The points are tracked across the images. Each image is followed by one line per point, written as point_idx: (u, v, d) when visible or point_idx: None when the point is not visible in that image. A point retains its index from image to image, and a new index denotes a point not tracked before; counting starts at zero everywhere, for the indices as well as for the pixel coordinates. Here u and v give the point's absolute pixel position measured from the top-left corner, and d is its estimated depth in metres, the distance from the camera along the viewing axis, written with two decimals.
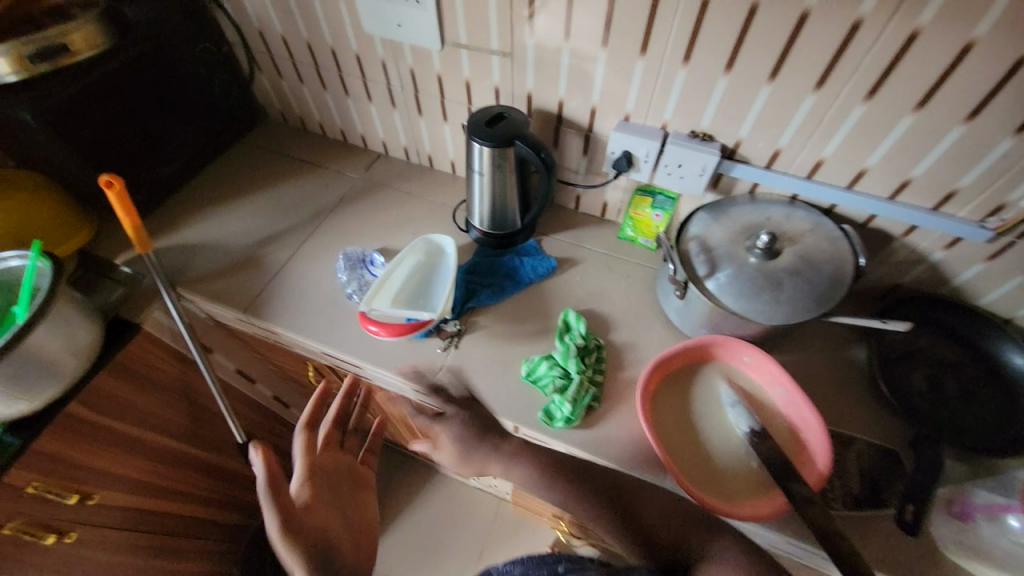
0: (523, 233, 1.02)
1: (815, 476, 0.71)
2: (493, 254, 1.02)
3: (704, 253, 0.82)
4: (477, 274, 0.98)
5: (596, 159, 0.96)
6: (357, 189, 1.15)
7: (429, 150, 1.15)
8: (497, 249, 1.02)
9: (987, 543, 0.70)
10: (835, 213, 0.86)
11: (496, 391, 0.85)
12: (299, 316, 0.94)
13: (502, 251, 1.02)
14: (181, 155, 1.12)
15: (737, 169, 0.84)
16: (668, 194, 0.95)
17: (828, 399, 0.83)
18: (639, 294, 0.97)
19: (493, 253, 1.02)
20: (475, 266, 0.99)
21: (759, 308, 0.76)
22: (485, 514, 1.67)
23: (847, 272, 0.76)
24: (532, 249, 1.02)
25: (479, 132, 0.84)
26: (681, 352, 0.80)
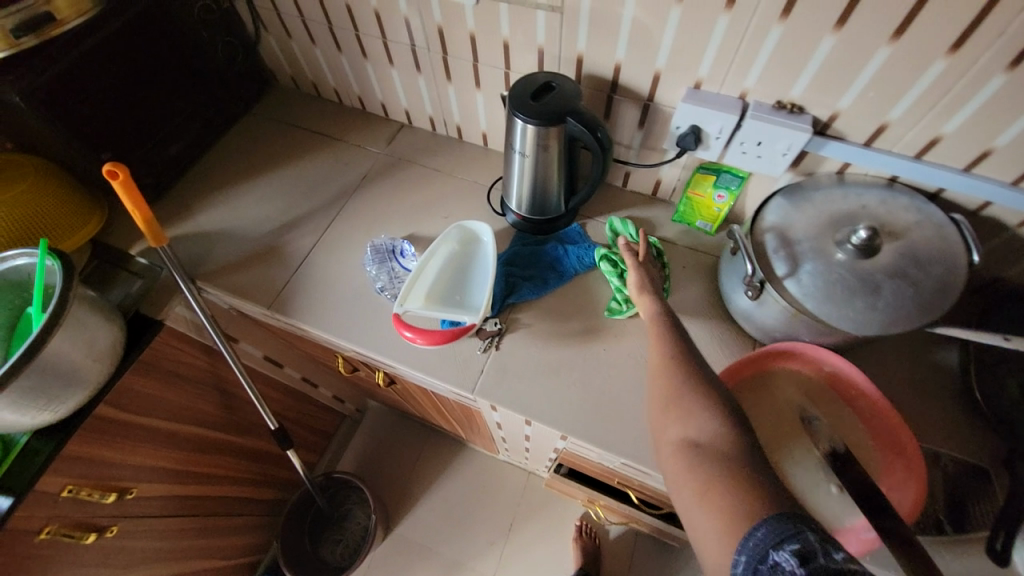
0: (567, 217, 0.92)
1: (909, 504, 0.64)
2: (534, 242, 0.92)
3: (784, 248, 0.71)
4: (517, 265, 0.89)
5: (654, 133, 0.83)
6: (380, 166, 1.04)
7: (458, 121, 1.03)
8: (538, 235, 0.92)
9: None
10: (940, 199, 0.73)
11: (542, 397, 0.79)
12: (326, 313, 0.87)
13: (544, 237, 0.92)
14: (188, 131, 1.02)
15: (828, 147, 0.71)
16: (735, 172, 0.82)
17: (911, 409, 0.75)
18: (696, 286, 0.88)
19: (535, 240, 0.92)
20: (514, 256, 0.90)
21: (853, 316, 0.65)
22: (514, 487, 1.68)
23: (959, 273, 0.65)
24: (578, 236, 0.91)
25: (524, 107, 0.72)
26: (752, 358, 0.72)
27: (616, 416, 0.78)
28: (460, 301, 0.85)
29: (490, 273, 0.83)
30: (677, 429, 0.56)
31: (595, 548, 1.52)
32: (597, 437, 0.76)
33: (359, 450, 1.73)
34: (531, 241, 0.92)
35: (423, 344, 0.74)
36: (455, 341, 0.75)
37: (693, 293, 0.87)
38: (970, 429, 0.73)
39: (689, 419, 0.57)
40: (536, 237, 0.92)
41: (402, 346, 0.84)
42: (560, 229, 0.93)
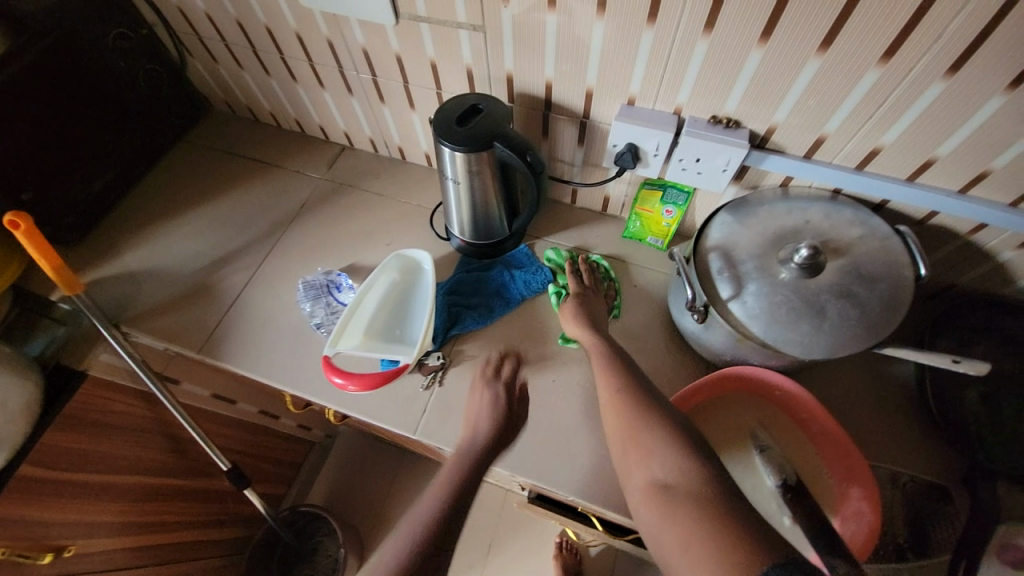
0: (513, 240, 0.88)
1: (860, 538, 0.61)
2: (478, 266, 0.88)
3: (728, 268, 0.68)
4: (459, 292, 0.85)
5: (594, 150, 0.80)
6: (319, 193, 0.99)
7: (399, 142, 0.98)
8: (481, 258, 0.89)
9: None
10: (886, 209, 0.71)
11: None
12: (260, 355, 0.82)
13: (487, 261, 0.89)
14: (113, 165, 0.96)
15: (769, 161, 0.68)
16: (681, 187, 0.78)
17: (869, 427, 0.72)
18: (647, 306, 0.85)
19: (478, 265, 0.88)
20: (457, 283, 0.86)
21: (799, 339, 0.62)
22: (491, 507, 1.64)
23: (904, 288, 0.63)
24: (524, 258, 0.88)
25: (449, 133, 0.68)
26: (702, 385, 0.69)
27: (568, 451, 0.74)
28: (400, 335, 0.81)
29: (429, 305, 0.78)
30: (642, 479, 0.52)
31: (575, 566, 1.49)
32: (547, 474, 0.73)
33: (330, 478, 1.67)
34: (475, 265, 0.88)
35: (354, 390, 0.71)
36: (386, 384, 0.70)
37: (645, 314, 0.84)
38: (930, 444, 0.71)
39: (647, 458, 0.54)
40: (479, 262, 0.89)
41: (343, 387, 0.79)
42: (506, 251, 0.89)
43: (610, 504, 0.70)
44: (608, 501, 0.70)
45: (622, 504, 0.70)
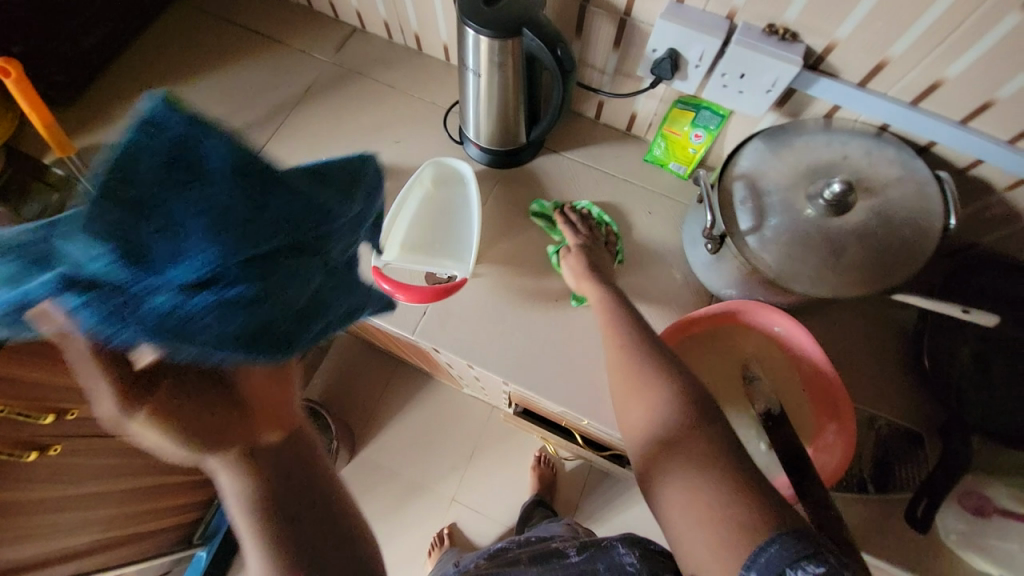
0: (151, 147, 0.35)
1: (828, 470, 0.64)
2: (276, 235, 0.40)
3: (752, 198, 0.65)
4: (201, 351, 0.36)
5: (629, 57, 0.73)
6: (326, 79, 0.92)
7: (415, 29, 0.90)
8: (122, 291, 0.33)
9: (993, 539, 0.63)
10: (930, 153, 0.66)
11: (484, 342, 0.76)
12: None
13: (157, 256, 0.34)
14: (105, 19, 0.87)
15: (819, 84, 0.63)
16: (715, 109, 0.74)
17: (857, 372, 0.74)
18: (660, 234, 0.82)
19: (259, 244, 0.38)
20: (257, 284, 0.38)
21: (809, 277, 0.61)
22: (477, 418, 1.73)
23: (930, 236, 0.60)
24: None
25: (475, 13, 0.61)
26: (703, 315, 0.68)
27: (564, 365, 0.75)
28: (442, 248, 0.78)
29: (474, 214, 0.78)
30: (658, 403, 0.54)
31: (550, 478, 1.61)
32: (539, 385, 0.74)
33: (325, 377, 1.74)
34: (286, 212, 0.41)
35: (404, 300, 0.68)
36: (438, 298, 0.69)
37: (656, 242, 0.82)
38: (915, 394, 0.73)
39: (656, 381, 0.56)
40: (123, 300, 0.33)
41: None
42: (125, 209, 0.33)
43: (596, 417, 0.73)
44: (598, 414, 0.73)
45: (608, 418, 0.72)
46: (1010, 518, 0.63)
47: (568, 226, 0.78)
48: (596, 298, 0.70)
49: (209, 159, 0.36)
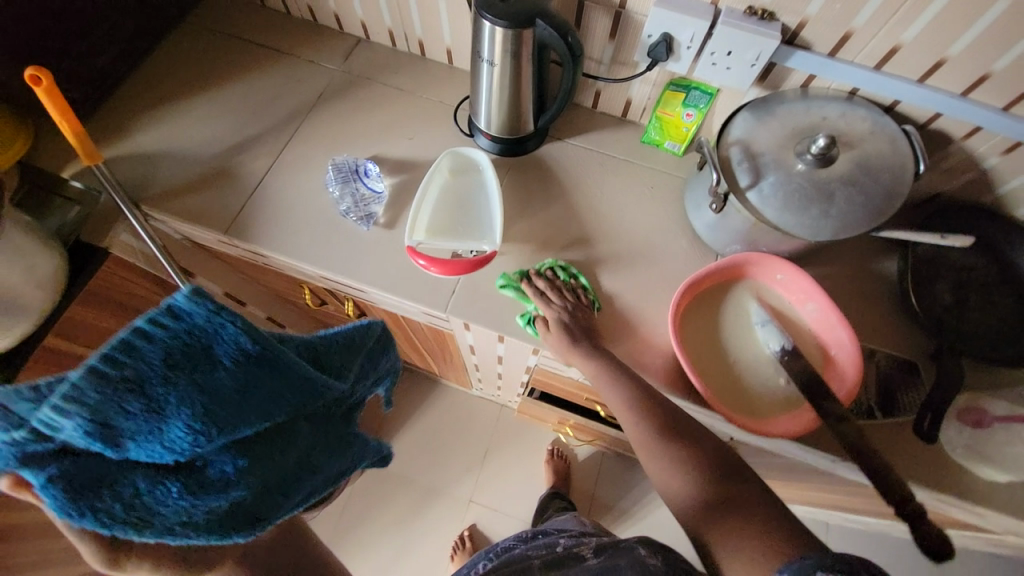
0: (138, 364, 0.43)
1: (844, 393, 0.69)
2: (268, 418, 0.53)
3: (748, 160, 0.73)
4: (162, 536, 0.47)
5: (625, 46, 0.81)
6: (336, 85, 0.97)
7: (420, 36, 0.96)
8: (105, 486, 0.44)
9: (998, 446, 0.70)
10: (895, 112, 0.76)
11: (514, 315, 0.80)
12: (288, 237, 0.84)
13: (135, 442, 0.44)
14: (120, 39, 0.90)
15: (795, 57, 0.72)
16: (704, 88, 0.82)
17: (853, 314, 0.81)
18: (664, 206, 0.89)
19: (240, 432, 0.50)
20: (242, 455, 0.53)
21: (805, 223, 0.69)
22: (488, 418, 1.75)
23: (904, 180, 0.69)
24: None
25: (491, 8, 0.68)
26: (715, 270, 0.74)
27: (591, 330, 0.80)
28: (464, 230, 0.82)
29: (495, 194, 0.83)
30: None
31: (566, 469, 1.63)
32: None
33: None
34: (284, 383, 0.54)
35: (436, 273, 0.74)
36: (463, 272, 0.73)
37: (661, 214, 0.88)
38: (905, 328, 0.81)
39: None
40: (103, 495, 0.44)
41: (377, 270, 0.82)
42: (96, 418, 0.42)
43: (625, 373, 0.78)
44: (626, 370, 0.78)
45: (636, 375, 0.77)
46: (1010, 428, 0.70)
47: (533, 294, 0.77)
48: (591, 371, 0.71)
49: (220, 354, 0.48)
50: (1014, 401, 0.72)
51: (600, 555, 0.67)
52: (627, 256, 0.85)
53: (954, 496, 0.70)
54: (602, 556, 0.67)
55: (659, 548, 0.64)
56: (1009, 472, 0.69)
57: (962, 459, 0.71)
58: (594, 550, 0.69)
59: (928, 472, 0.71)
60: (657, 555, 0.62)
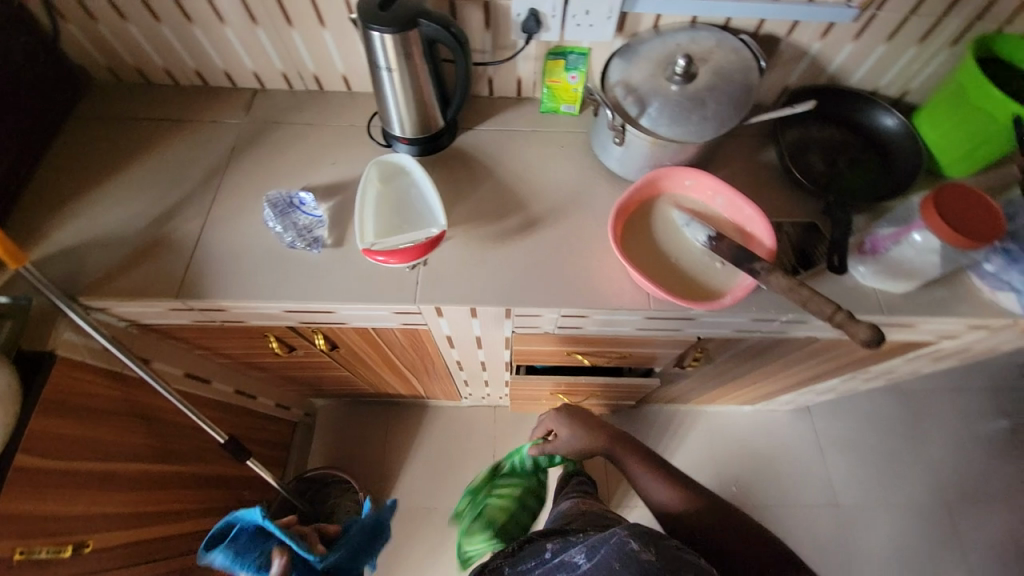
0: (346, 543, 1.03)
1: (767, 255, 0.81)
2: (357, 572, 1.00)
3: (631, 94, 0.84)
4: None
5: (501, 31, 0.92)
6: (246, 135, 1.00)
7: (313, 70, 1.01)
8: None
9: (899, 260, 0.82)
10: (730, 27, 0.91)
11: (480, 286, 0.86)
12: (243, 283, 0.85)
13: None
14: (10, 146, 0.88)
15: (640, 3, 0.85)
16: (578, 50, 0.93)
17: (757, 200, 0.96)
18: (578, 158, 1.00)
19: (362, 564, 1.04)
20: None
21: (692, 129, 0.81)
22: (485, 423, 1.77)
23: (754, 75, 0.83)
24: (229, 549, 0.85)
25: (376, 19, 0.75)
26: (635, 192, 0.85)
27: (550, 279, 0.88)
28: (411, 226, 0.88)
29: (427, 186, 0.89)
30: None
31: None
32: (537, 300, 0.86)
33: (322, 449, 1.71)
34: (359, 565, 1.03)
35: (397, 263, 0.78)
36: (425, 254, 0.78)
37: (579, 166, 0.99)
38: (799, 198, 0.96)
39: None
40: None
41: (340, 287, 0.85)
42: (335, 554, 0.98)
43: (592, 305, 0.86)
44: (592, 302, 0.86)
45: (602, 303, 0.85)
46: (902, 242, 0.80)
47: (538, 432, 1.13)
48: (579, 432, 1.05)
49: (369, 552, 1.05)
50: (898, 221, 0.83)
51: (590, 556, 0.64)
52: (562, 209, 0.94)
53: (881, 312, 0.84)
54: (593, 557, 0.63)
55: (649, 539, 0.62)
56: (905, 278, 0.82)
57: (870, 282, 0.85)
58: (584, 552, 0.66)
59: (854, 300, 0.85)
60: (649, 548, 0.61)
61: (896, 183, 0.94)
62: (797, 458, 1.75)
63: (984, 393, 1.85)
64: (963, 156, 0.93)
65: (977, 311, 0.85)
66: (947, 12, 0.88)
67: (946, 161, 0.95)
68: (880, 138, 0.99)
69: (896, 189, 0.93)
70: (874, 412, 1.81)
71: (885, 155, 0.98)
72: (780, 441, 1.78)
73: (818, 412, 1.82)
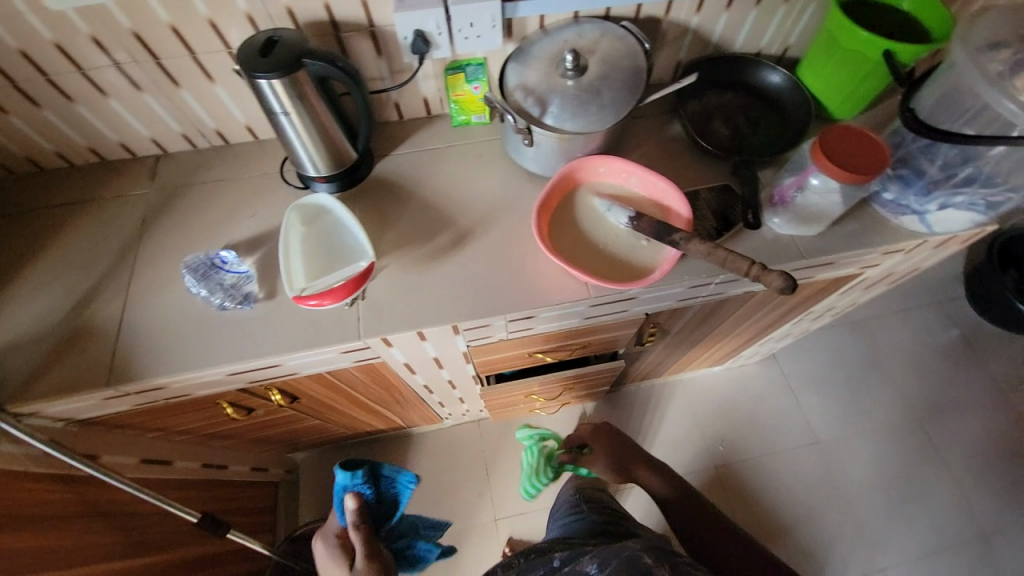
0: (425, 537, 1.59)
1: (686, 225, 0.84)
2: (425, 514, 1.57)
3: (530, 96, 0.86)
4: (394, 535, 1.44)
5: (393, 56, 0.92)
6: (156, 204, 0.96)
7: (214, 126, 0.99)
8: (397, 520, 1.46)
9: (805, 205, 0.87)
10: (612, 16, 0.94)
11: (424, 309, 0.86)
12: (178, 356, 0.82)
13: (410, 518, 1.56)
14: None
15: (520, 8, 0.87)
16: (474, 62, 0.96)
17: (672, 173, 1.00)
18: (497, 164, 1.01)
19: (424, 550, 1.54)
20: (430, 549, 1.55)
21: (592, 119, 0.84)
22: (473, 439, 1.76)
23: (641, 58, 0.87)
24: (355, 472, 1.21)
25: (259, 66, 0.74)
26: (553, 188, 0.87)
27: (489, 288, 0.88)
28: (341, 263, 0.86)
29: (350, 221, 0.89)
30: None
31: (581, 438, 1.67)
32: (482, 312, 0.86)
33: (312, 503, 1.66)
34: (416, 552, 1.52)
35: (333, 302, 0.78)
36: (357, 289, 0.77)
37: (499, 172, 1.00)
38: (710, 164, 1.00)
39: None
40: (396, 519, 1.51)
41: (279, 339, 0.83)
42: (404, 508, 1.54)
43: (536, 305, 0.87)
44: (535, 302, 0.87)
45: (545, 301, 0.87)
46: (803, 188, 0.85)
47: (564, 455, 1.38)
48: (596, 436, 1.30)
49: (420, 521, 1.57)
50: (794, 169, 0.88)
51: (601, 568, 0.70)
52: (491, 217, 0.95)
53: (801, 256, 0.90)
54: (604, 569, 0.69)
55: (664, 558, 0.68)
56: (814, 220, 0.88)
57: (787, 230, 0.91)
58: (595, 563, 0.72)
59: (776, 250, 0.90)
60: (661, 563, 0.67)
61: (793, 133, 1.00)
62: (774, 406, 1.82)
63: (928, 308, 1.97)
64: (846, 98, 0.99)
65: (886, 239, 0.91)
66: None
67: (834, 104, 1.01)
68: (773, 94, 1.05)
69: (794, 139, 0.99)
70: (834, 347, 1.91)
71: (780, 109, 1.04)
72: (755, 394, 1.84)
73: (784, 358, 1.89)
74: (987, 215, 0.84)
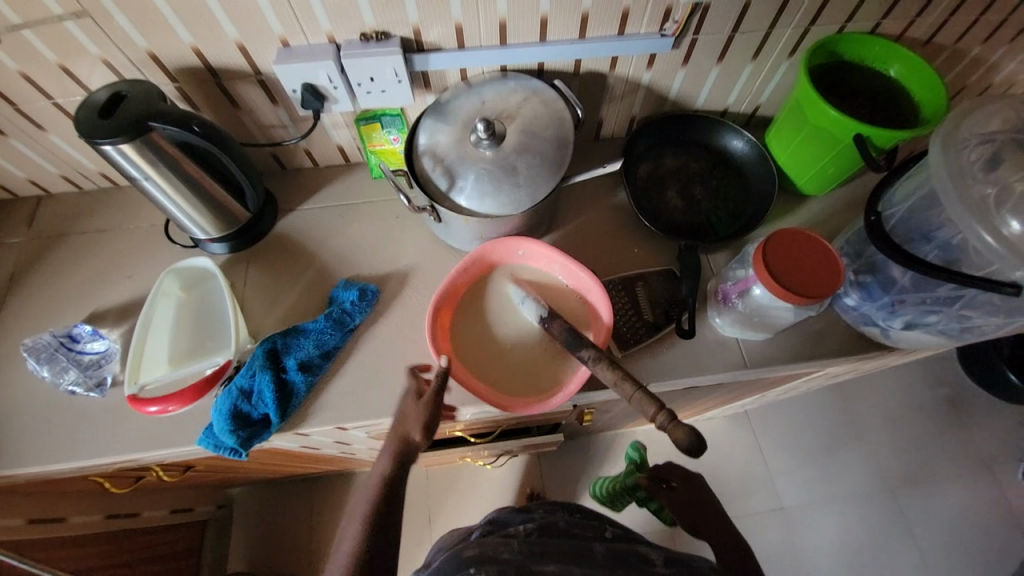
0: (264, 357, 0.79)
1: (604, 332, 0.73)
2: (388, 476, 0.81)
3: (438, 165, 0.74)
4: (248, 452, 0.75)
5: (291, 106, 0.80)
6: (26, 256, 0.86)
7: (97, 169, 0.88)
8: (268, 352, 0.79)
9: (746, 310, 0.75)
10: (547, 70, 0.82)
11: (305, 404, 0.76)
12: (20, 447, 0.73)
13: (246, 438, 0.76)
14: None
15: (432, 60, 0.75)
16: (390, 112, 0.82)
17: (611, 250, 0.88)
18: (415, 228, 0.89)
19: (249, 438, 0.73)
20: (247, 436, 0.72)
21: (503, 201, 0.72)
22: (418, 482, 1.66)
23: (568, 128, 0.74)
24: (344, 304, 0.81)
25: (93, 131, 0.62)
26: (461, 273, 0.75)
27: (384, 380, 0.78)
28: (208, 350, 0.76)
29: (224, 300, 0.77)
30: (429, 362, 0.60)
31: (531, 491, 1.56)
32: (372, 410, 0.76)
33: (242, 543, 1.57)
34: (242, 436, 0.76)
35: (177, 408, 0.70)
36: (201, 394, 0.69)
37: (416, 238, 0.89)
38: (656, 242, 0.88)
39: None
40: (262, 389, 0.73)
41: (136, 432, 0.74)
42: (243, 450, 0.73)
43: None
44: None
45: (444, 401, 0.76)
46: (743, 291, 0.73)
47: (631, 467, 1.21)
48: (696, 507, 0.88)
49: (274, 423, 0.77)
50: (739, 264, 0.76)
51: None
52: (399, 293, 0.84)
53: (744, 365, 0.78)
54: None
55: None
56: (756, 327, 0.77)
57: (732, 331, 0.79)
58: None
59: (716, 356, 0.79)
60: None
61: (751, 213, 0.87)
62: (740, 464, 1.71)
63: (918, 365, 1.83)
64: (815, 175, 0.86)
65: (842, 350, 0.79)
66: (774, 24, 0.79)
67: (801, 180, 0.88)
68: (737, 162, 0.91)
69: (752, 220, 0.86)
70: (812, 404, 1.79)
71: (744, 180, 0.90)
72: (722, 451, 1.73)
73: (756, 413, 1.78)
74: (957, 340, 0.72)
